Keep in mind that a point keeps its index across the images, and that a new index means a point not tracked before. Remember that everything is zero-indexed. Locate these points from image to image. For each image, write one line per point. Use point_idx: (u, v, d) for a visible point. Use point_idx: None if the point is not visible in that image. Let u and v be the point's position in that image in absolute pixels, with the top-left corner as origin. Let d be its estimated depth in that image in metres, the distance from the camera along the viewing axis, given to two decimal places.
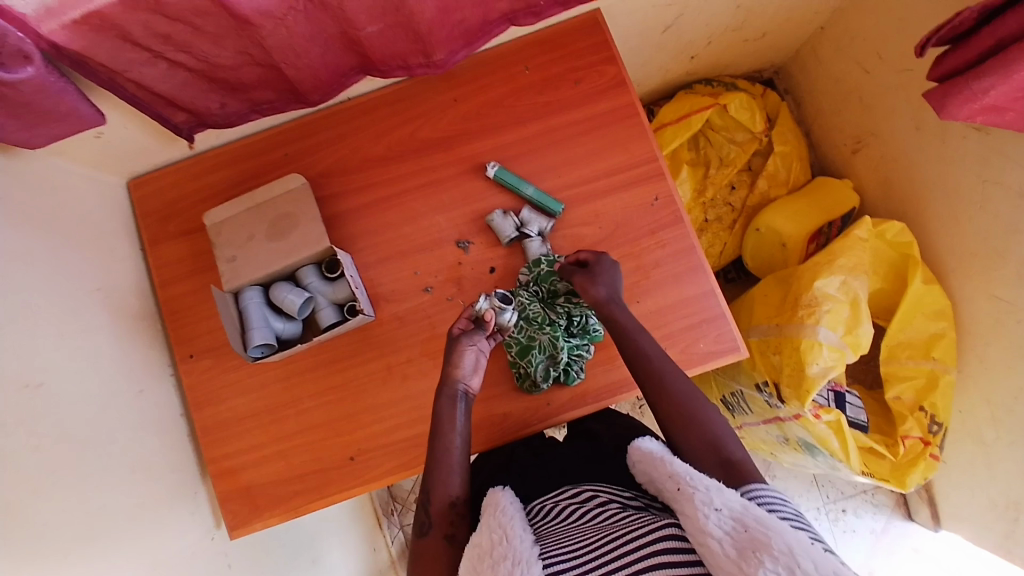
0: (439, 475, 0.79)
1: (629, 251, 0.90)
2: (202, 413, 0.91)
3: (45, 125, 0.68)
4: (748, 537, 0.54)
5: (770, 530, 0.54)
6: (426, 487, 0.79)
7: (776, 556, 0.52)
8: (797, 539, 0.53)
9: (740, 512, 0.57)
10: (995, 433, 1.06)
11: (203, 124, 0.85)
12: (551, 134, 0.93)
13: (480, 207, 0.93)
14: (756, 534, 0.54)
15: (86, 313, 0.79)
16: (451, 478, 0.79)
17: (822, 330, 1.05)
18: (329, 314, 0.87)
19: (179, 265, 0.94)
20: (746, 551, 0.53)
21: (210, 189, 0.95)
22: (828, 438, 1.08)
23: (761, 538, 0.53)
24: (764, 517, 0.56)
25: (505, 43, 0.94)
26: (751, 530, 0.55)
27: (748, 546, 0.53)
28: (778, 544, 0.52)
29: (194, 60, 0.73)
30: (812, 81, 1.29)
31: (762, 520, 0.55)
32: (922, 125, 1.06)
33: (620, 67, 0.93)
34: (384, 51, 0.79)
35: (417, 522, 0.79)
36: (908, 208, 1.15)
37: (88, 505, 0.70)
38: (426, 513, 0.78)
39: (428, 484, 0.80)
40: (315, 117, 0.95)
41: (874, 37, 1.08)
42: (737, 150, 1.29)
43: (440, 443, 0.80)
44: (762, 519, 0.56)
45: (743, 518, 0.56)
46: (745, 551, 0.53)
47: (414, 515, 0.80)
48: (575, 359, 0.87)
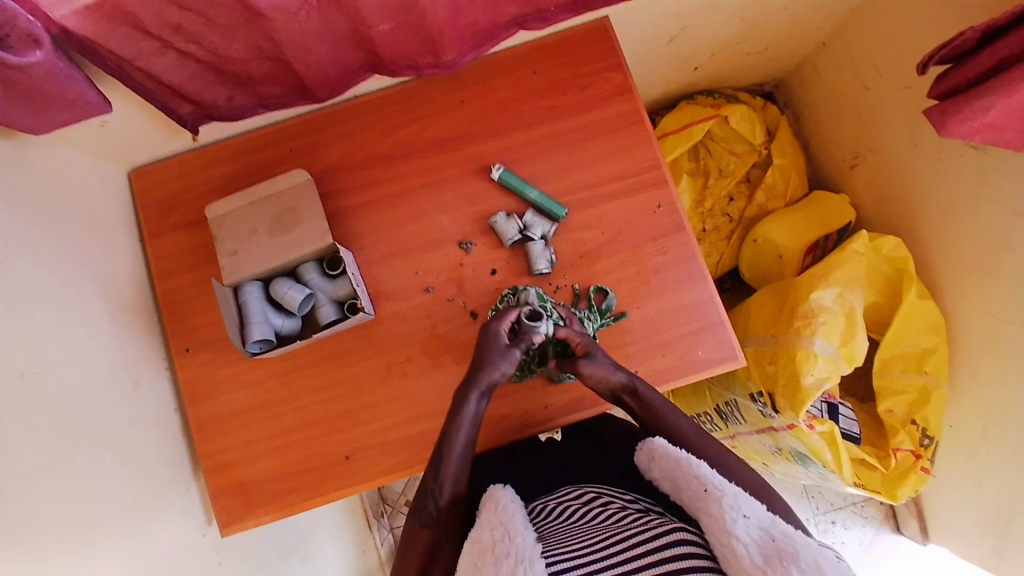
0: (450, 463, 0.78)
1: (631, 256, 0.91)
2: (197, 407, 0.90)
3: (53, 111, 0.68)
4: (775, 546, 0.56)
5: (797, 542, 0.56)
6: (435, 474, 0.78)
7: (803, 568, 0.54)
8: (823, 554, 0.55)
9: (767, 521, 0.59)
10: (986, 447, 1.07)
11: (208, 117, 0.85)
12: (556, 138, 0.93)
13: (484, 208, 0.93)
14: (783, 545, 0.56)
15: (85, 302, 0.78)
16: (460, 467, 0.78)
17: (817, 341, 1.05)
18: (329, 311, 0.87)
19: (178, 257, 0.93)
20: (772, 559, 0.55)
21: (212, 182, 0.95)
22: (821, 449, 1.09)
23: (788, 549, 0.55)
24: (790, 529, 0.58)
25: (513, 47, 0.95)
26: (778, 540, 0.56)
27: (775, 555, 0.55)
28: (805, 558, 0.54)
29: (204, 52, 0.73)
30: (812, 96, 1.31)
31: (788, 532, 0.57)
32: (919, 142, 1.07)
33: (627, 74, 0.93)
34: (394, 49, 0.80)
35: (420, 509, 0.77)
36: (904, 224, 1.16)
37: (81, 495, 0.69)
38: (434, 503, 0.77)
39: (438, 471, 0.78)
40: (321, 113, 0.95)
41: (873, 54, 1.09)
42: (736, 162, 1.30)
43: (456, 431, 0.79)
44: (790, 531, 0.58)
45: (770, 528, 0.58)
46: (772, 559, 0.55)
47: (417, 502, 0.78)
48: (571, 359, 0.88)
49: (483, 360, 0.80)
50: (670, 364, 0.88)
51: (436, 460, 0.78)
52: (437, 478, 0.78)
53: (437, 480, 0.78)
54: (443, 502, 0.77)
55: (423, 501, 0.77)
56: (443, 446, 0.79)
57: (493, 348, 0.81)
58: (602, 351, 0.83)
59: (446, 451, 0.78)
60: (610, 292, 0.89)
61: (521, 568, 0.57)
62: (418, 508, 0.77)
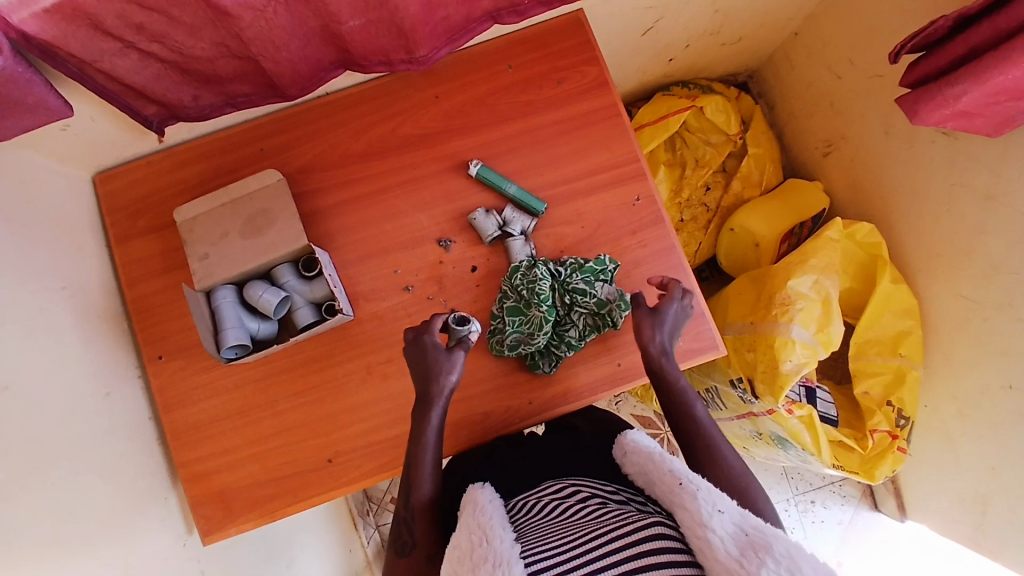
0: (416, 483, 0.78)
1: (611, 250, 0.91)
2: (173, 415, 0.88)
3: (13, 117, 0.65)
4: (749, 540, 0.56)
5: (771, 535, 0.56)
6: (405, 499, 0.78)
7: (777, 558, 0.53)
8: (797, 545, 0.55)
9: (740, 517, 0.59)
10: (961, 426, 1.10)
11: (175, 117, 0.82)
12: (533, 132, 0.92)
13: (461, 205, 0.92)
14: (757, 538, 0.56)
15: (52, 313, 0.76)
16: (429, 486, 0.78)
17: (795, 328, 1.07)
18: (306, 314, 0.85)
19: (148, 263, 0.91)
20: (747, 551, 0.54)
21: (181, 185, 0.92)
22: (800, 432, 1.11)
23: (762, 542, 0.55)
24: (762, 524, 0.58)
25: (487, 41, 0.93)
26: (751, 534, 0.56)
27: (749, 547, 0.55)
28: (779, 548, 0.54)
29: (168, 51, 0.70)
30: (785, 85, 1.32)
31: (761, 526, 0.57)
32: (891, 130, 1.09)
33: (603, 67, 0.93)
34: (365, 45, 0.78)
35: (399, 539, 0.76)
36: (877, 211, 1.18)
37: (56, 512, 0.67)
38: (409, 531, 0.76)
39: (407, 495, 0.78)
40: (292, 112, 0.93)
41: (845, 44, 1.10)
42: (712, 152, 1.30)
43: (422, 449, 0.79)
44: (762, 525, 0.58)
45: (743, 522, 0.58)
46: (747, 551, 0.54)
47: (394, 532, 0.77)
48: (547, 353, 0.87)
49: (427, 373, 0.80)
50: None
51: (404, 485, 0.79)
52: (408, 503, 0.77)
53: (408, 505, 0.77)
54: (418, 526, 0.76)
55: (398, 529, 0.77)
56: (408, 469, 0.79)
57: (434, 358, 0.80)
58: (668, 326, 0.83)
59: (411, 472, 0.79)
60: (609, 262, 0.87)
61: (499, 572, 0.56)
62: (394, 538, 0.76)
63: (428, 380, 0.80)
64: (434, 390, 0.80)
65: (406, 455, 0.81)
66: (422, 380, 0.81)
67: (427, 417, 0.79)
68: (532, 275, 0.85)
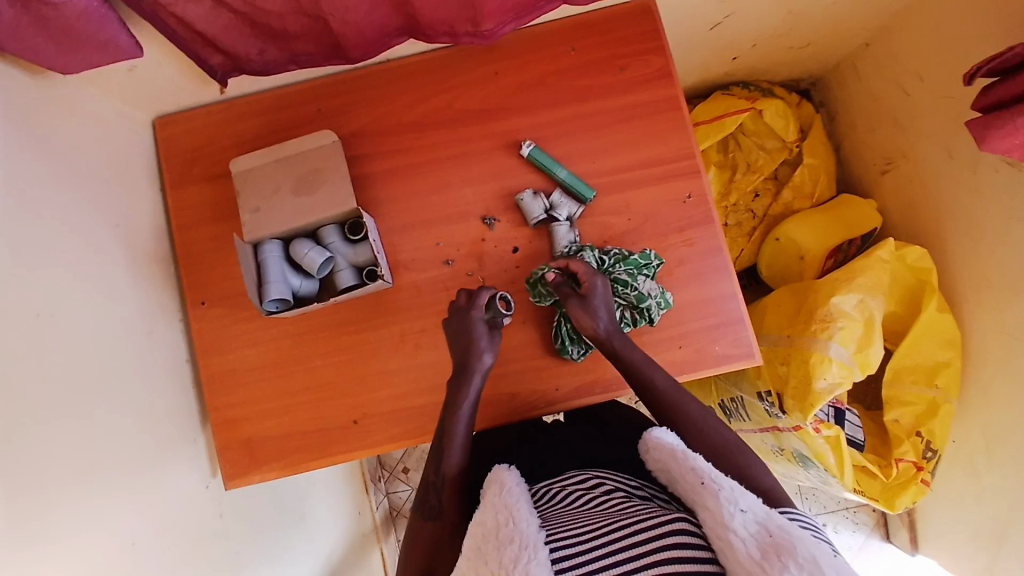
0: (448, 451, 0.80)
1: (655, 245, 0.90)
2: (209, 361, 0.90)
3: (83, 52, 0.66)
4: (772, 541, 0.55)
5: (795, 537, 0.55)
6: (433, 467, 0.80)
7: (800, 561, 0.52)
8: (820, 549, 0.54)
9: (765, 516, 0.58)
10: (986, 460, 1.07)
11: (239, 70, 0.83)
12: (589, 118, 0.91)
13: (510, 185, 0.91)
14: (781, 539, 0.55)
15: (103, 249, 0.78)
16: (458, 457, 0.80)
17: (833, 346, 1.05)
18: (347, 276, 0.85)
19: (198, 210, 0.92)
20: (768, 553, 0.54)
21: (237, 137, 0.93)
22: (824, 453, 1.09)
23: (785, 544, 0.54)
24: (787, 524, 0.57)
25: (553, 22, 0.92)
26: (775, 535, 0.55)
27: (772, 549, 0.54)
28: (802, 552, 0.53)
29: (240, 2, 0.71)
30: (849, 96, 1.28)
31: (786, 526, 0.56)
32: (955, 154, 1.04)
33: (668, 58, 0.91)
34: (433, 14, 0.77)
35: (427, 504, 0.78)
36: (930, 235, 1.14)
37: (91, 440, 0.69)
38: (437, 496, 0.78)
39: (437, 463, 0.80)
40: (352, 75, 0.93)
41: (918, 60, 1.06)
42: (765, 158, 1.28)
43: (455, 420, 0.80)
44: (786, 526, 0.56)
45: (767, 523, 0.57)
46: (768, 554, 0.54)
47: (422, 498, 0.79)
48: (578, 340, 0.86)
49: (466, 347, 0.82)
50: (685, 357, 0.88)
51: (435, 453, 0.80)
52: (437, 471, 0.79)
53: (437, 473, 0.79)
54: (446, 494, 0.78)
55: (426, 494, 0.79)
56: (440, 438, 0.81)
57: (475, 333, 0.83)
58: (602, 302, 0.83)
59: (443, 442, 0.80)
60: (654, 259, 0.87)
61: (526, 555, 0.57)
62: (421, 502, 0.78)
63: (468, 353, 0.82)
64: (472, 364, 0.82)
65: (438, 425, 0.82)
66: (461, 353, 0.83)
67: (463, 389, 0.81)
68: (573, 262, 0.85)
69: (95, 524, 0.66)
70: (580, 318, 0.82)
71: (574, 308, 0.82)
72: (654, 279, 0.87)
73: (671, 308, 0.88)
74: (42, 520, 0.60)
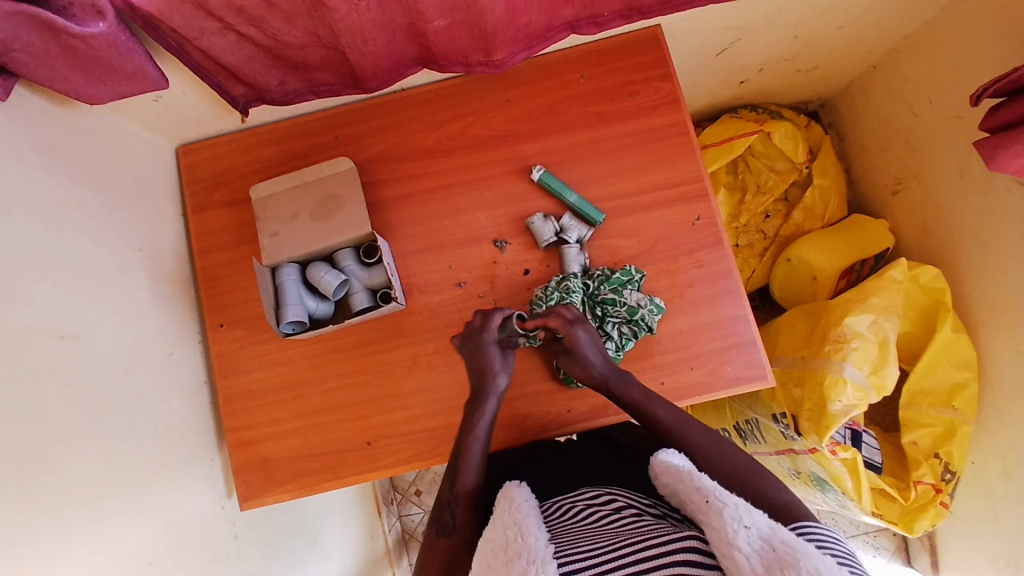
0: (464, 470, 0.80)
1: (665, 267, 0.90)
2: (227, 381, 0.92)
3: (111, 81, 0.70)
4: (776, 556, 0.54)
5: (798, 550, 0.54)
6: (449, 484, 0.80)
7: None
8: (824, 562, 0.53)
9: (769, 532, 0.57)
10: (1005, 487, 1.05)
11: (260, 99, 0.86)
12: (599, 144, 0.93)
13: (522, 208, 0.93)
14: (784, 553, 0.54)
15: (126, 272, 0.80)
16: (474, 475, 0.80)
17: (848, 367, 1.04)
18: (362, 298, 0.87)
19: (219, 234, 0.95)
20: (772, 568, 0.53)
21: (257, 165, 0.96)
22: (841, 476, 1.08)
23: (789, 558, 0.54)
24: (792, 539, 0.56)
25: (563, 51, 0.94)
26: (779, 550, 0.55)
27: (776, 564, 0.53)
28: (806, 565, 0.52)
29: (263, 36, 0.73)
30: (858, 119, 1.29)
31: (790, 541, 0.56)
32: (966, 173, 1.04)
33: (676, 84, 0.93)
34: (446, 45, 0.80)
35: (440, 522, 0.78)
36: (943, 254, 1.14)
37: (109, 459, 0.70)
38: (452, 514, 0.78)
39: (453, 481, 0.80)
40: (368, 104, 0.96)
41: (926, 81, 1.07)
42: (776, 179, 1.29)
43: (471, 441, 0.81)
44: (791, 540, 0.56)
45: (771, 538, 0.56)
46: (773, 568, 0.53)
47: (436, 515, 0.79)
48: None
49: (482, 369, 0.84)
50: (697, 379, 0.88)
51: (452, 470, 0.81)
52: (453, 488, 0.79)
53: (452, 490, 0.80)
54: (461, 511, 0.78)
55: (440, 511, 0.79)
56: (456, 456, 0.81)
57: (489, 356, 0.84)
58: (589, 347, 0.82)
59: (460, 460, 0.81)
60: (636, 272, 0.88)
61: (534, 568, 0.57)
62: (435, 519, 0.78)
63: (484, 374, 0.83)
64: (489, 385, 0.83)
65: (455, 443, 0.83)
66: (477, 375, 0.84)
67: (481, 409, 0.82)
68: (564, 287, 0.87)
69: (112, 541, 0.67)
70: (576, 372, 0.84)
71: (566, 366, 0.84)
72: (639, 290, 0.89)
73: (663, 313, 0.88)
74: (60, 540, 0.61)
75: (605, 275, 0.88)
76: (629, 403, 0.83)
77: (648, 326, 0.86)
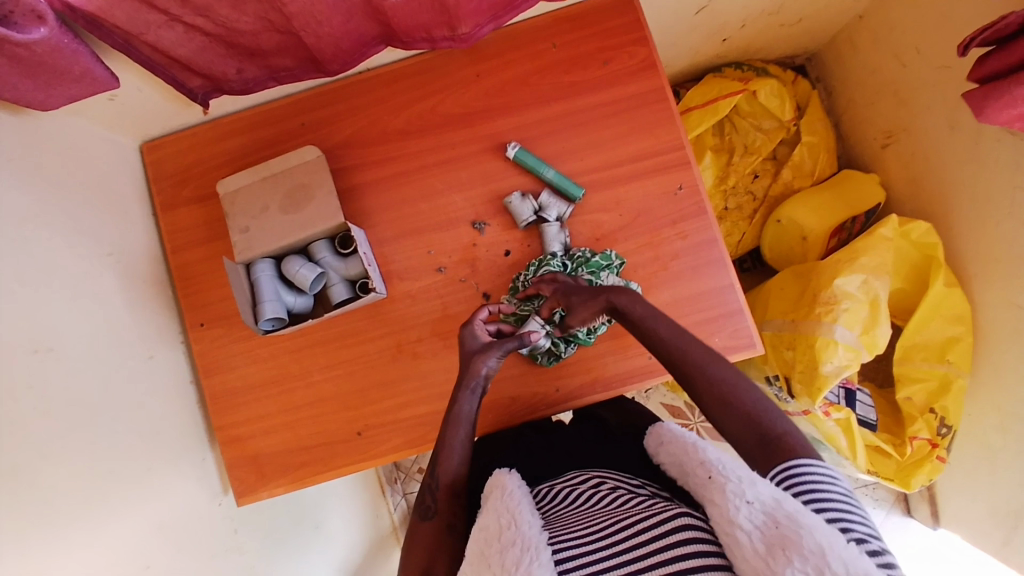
0: (445, 456, 0.80)
1: (647, 240, 0.89)
2: (212, 380, 0.91)
3: (61, 85, 0.67)
4: (779, 534, 0.53)
5: (801, 527, 0.53)
6: (433, 471, 0.79)
7: (805, 555, 0.51)
8: (828, 537, 0.52)
9: (772, 505, 0.56)
10: (1002, 437, 1.05)
11: (219, 90, 0.83)
12: (575, 115, 0.90)
13: (499, 187, 0.91)
14: (787, 531, 0.53)
15: (97, 278, 0.79)
16: (458, 461, 0.80)
17: (838, 329, 1.03)
18: (340, 290, 0.86)
19: (192, 231, 0.93)
20: (774, 547, 0.52)
21: (225, 157, 0.94)
22: (835, 435, 1.09)
23: (792, 536, 0.53)
24: (796, 512, 0.55)
25: (532, 19, 0.91)
26: (782, 527, 0.54)
27: (777, 543, 0.53)
28: (808, 543, 0.51)
29: (213, 25, 0.70)
30: (846, 72, 1.25)
31: (794, 515, 0.54)
32: (956, 125, 1.01)
33: (652, 48, 0.89)
34: (408, 21, 0.76)
35: (422, 504, 0.78)
36: (934, 208, 1.11)
37: (96, 469, 0.70)
38: (432, 497, 0.78)
39: (434, 467, 0.80)
40: (334, 86, 0.93)
41: (913, 30, 1.03)
42: (763, 138, 1.25)
43: (455, 427, 0.80)
44: (795, 514, 0.55)
45: (774, 513, 0.55)
46: (774, 548, 0.52)
47: (419, 498, 0.79)
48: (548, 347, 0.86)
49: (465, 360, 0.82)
50: None
51: (435, 455, 0.80)
52: (435, 473, 0.79)
53: (434, 475, 0.79)
54: (441, 496, 0.77)
55: (423, 496, 0.79)
56: (440, 441, 0.81)
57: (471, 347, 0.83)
58: (568, 292, 0.81)
59: (443, 445, 0.80)
60: (614, 257, 0.86)
61: (528, 557, 0.57)
62: (419, 502, 0.78)
63: (468, 367, 0.82)
64: (472, 373, 0.81)
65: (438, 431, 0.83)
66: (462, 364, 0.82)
67: (463, 397, 0.81)
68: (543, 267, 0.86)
69: (105, 547, 0.68)
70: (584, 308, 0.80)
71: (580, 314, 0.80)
72: (618, 275, 0.88)
73: (640, 297, 0.87)
74: (51, 555, 0.61)
75: (583, 256, 0.87)
76: (633, 323, 0.77)
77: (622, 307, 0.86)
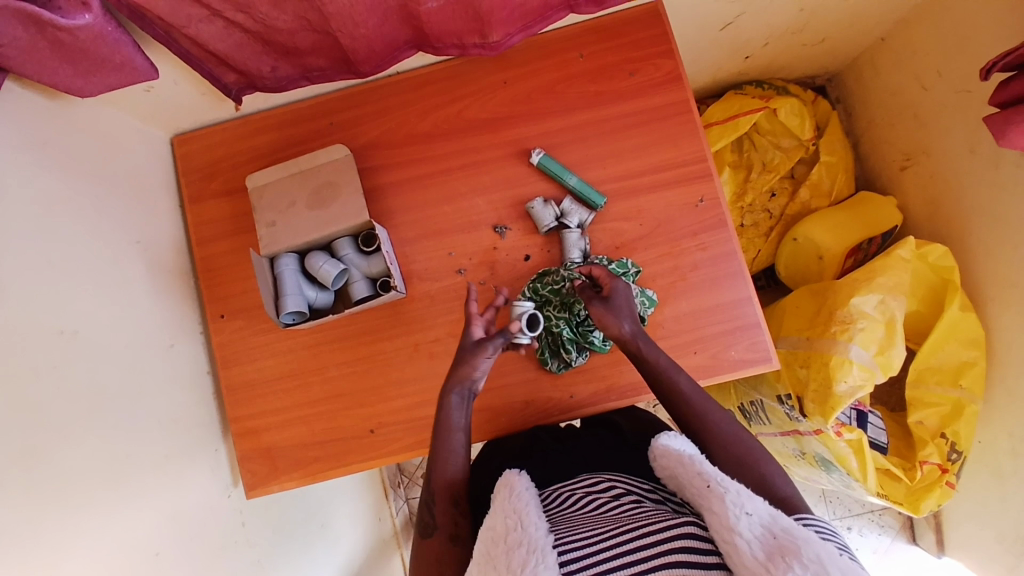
0: (445, 462, 0.79)
1: (667, 250, 0.89)
2: (229, 372, 0.92)
3: (101, 73, 0.68)
4: (777, 543, 0.54)
5: (799, 538, 0.54)
6: (429, 476, 0.79)
7: (805, 563, 0.52)
8: (824, 548, 0.53)
9: (769, 520, 0.57)
10: (1013, 467, 1.04)
11: (253, 86, 0.85)
12: (599, 125, 0.91)
13: (521, 192, 0.92)
14: (785, 542, 0.54)
15: (123, 265, 0.80)
16: (455, 467, 0.80)
17: (854, 348, 1.03)
18: (362, 287, 0.86)
19: (218, 224, 0.95)
20: (774, 555, 0.53)
21: (253, 153, 0.95)
22: (846, 456, 1.08)
23: (791, 547, 0.54)
24: (793, 527, 0.56)
25: (561, 29, 0.92)
26: (780, 537, 0.55)
27: (777, 551, 0.53)
28: (807, 553, 0.53)
29: (251, 21, 0.72)
30: (868, 94, 1.26)
31: (790, 529, 0.56)
32: (977, 148, 1.02)
33: (678, 62, 0.90)
34: (441, 27, 0.78)
35: (423, 514, 0.78)
36: (951, 232, 1.12)
37: (111, 453, 0.70)
38: (431, 509, 0.78)
39: (434, 471, 0.79)
40: (363, 88, 0.95)
41: (935, 53, 1.04)
42: (781, 157, 1.26)
43: (451, 433, 0.80)
44: (791, 528, 0.56)
45: (772, 526, 0.56)
46: (774, 556, 0.53)
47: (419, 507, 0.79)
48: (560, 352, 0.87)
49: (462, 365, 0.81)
50: (701, 363, 0.87)
51: (432, 458, 0.80)
52: (432, 480, 0.79)
53: (433, 481, 0.79)
54: (439, 503, 0.78)
55: (425, 501, 0.79)
56: (438, 446, 0.80)
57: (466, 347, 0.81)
58: (625, 300, 0.82)
59: (440, 449, 0.80)
60: (631, 264, 0.88)
61: (534, 559, 0.57)
62: (419, 514, 0.78)
63: (462, 369, 0.81)
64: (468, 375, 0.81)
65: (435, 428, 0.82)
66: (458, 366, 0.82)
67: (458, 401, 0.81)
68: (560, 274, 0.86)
69: (117, 532, 0.68)
70: (607, 323, 0.81)
71: (598, 312, 0.81)
72: (635, 283, 0.89)
73: (657, 306, 0.88)
74: (64, 536, 0.61)
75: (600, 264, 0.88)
76: (651, 370, 0.81)
77: (642, 313, 0.87)
